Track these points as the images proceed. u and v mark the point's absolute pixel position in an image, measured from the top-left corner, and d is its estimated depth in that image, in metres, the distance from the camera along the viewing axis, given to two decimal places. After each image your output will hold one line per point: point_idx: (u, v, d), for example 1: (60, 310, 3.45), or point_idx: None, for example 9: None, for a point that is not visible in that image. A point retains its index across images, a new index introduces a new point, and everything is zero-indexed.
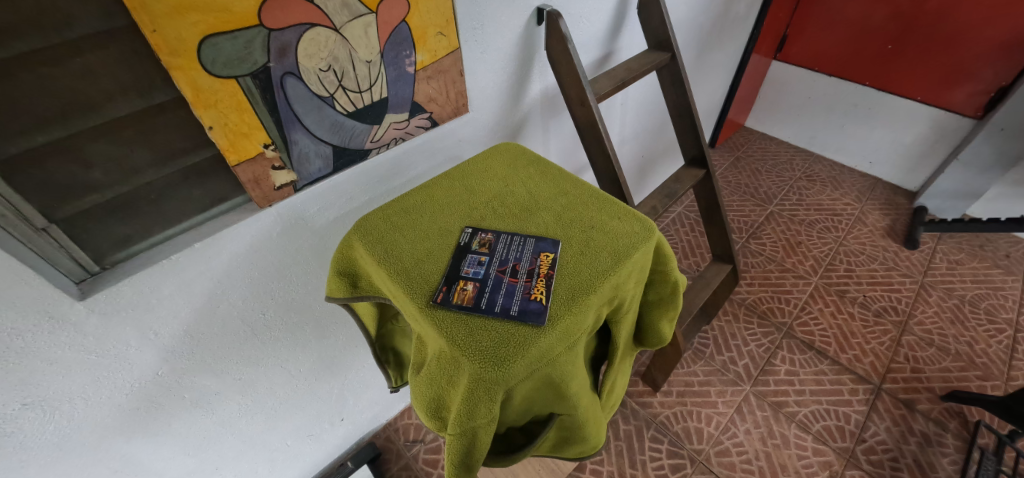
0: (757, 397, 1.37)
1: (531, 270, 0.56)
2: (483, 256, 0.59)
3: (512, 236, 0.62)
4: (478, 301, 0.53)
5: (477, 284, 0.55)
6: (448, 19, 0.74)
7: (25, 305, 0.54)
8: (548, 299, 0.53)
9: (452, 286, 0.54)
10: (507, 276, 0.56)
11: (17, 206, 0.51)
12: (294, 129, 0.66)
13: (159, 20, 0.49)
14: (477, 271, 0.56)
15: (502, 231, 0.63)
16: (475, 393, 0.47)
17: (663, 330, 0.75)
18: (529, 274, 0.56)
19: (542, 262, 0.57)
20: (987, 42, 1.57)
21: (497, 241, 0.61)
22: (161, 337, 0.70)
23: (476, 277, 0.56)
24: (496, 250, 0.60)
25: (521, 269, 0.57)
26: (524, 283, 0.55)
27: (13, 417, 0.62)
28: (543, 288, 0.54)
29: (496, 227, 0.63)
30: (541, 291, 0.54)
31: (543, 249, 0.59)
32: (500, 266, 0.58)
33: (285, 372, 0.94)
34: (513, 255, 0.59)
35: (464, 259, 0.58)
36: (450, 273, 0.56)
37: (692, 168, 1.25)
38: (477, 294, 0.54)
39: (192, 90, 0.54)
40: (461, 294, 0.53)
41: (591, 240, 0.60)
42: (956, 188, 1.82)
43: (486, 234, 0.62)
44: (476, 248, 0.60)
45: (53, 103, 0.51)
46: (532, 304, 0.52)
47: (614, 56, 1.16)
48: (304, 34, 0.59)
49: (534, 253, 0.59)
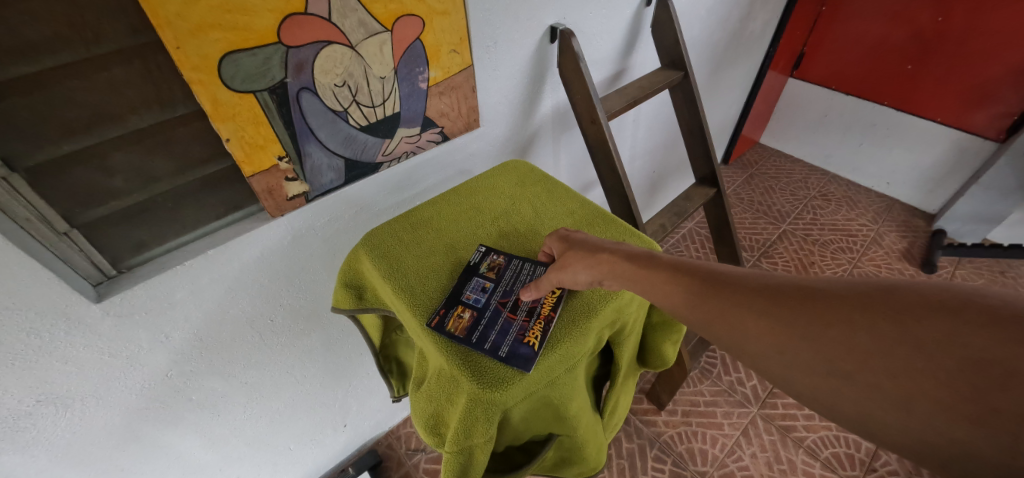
0: (764, 420, 1.35)
1: (533, 309, 0.56)
2: (489, 283, 0.59)
3: (522, 262, 0.62)
4: (470, 334, 0.52)
5: (474, 313, 0.55)
6: (461, 37, 0.75)
7: (45, 306, 0.56)
8: (541, 346, 0.51)
9: (449, 311, 0.55)
10: (506, 312, 0.56)
11: (42, 211, 0.54)
12: (307, 142, 0.67)
13: (183, 37, 0.51)
14: (477, 301, 0.57)
15: (514, 255, 0.63)
16: (473, 411, 0.47)
17: (667, 353, 0.74)
18: (529, 314, 0.55)
19: (547, 300, 0.57)
20: (1010, 65, 1.54)
21: (507, 267, 0.61)
22: (172, 340, 0.71)
23: (474, 307, 0.56)
24: (503, 277, 0.60)
25: (521, 307, 0.56)
26: (521, 323, 0.54)
27: (28, 413, 0.64)
28: (539, 331, 0.52)
29: (507, 250, 0.64)
30: (537, 334, 0.52)
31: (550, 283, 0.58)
32: (502, 299, 0.57)
33: (292, 377, 0.95)
34: (518, 287, 0.59)
35: (467, 282, 0.59)
36: (450, 298, 0.57)
37: (703, 186, 1.25)
38: (470, 325, 0.53)
39: (212, 103, 0.56)
40: (455, 322, 0.53)
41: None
42: (976, 212, 1.78)
43: (498, 256, 0.63)
44: (483, 271, 0.60)
45: (79, 114, 0.53)
46: (522, 348, 0.50)
47: (627, 73, 1.16)
48: (321, 51, 0.61)
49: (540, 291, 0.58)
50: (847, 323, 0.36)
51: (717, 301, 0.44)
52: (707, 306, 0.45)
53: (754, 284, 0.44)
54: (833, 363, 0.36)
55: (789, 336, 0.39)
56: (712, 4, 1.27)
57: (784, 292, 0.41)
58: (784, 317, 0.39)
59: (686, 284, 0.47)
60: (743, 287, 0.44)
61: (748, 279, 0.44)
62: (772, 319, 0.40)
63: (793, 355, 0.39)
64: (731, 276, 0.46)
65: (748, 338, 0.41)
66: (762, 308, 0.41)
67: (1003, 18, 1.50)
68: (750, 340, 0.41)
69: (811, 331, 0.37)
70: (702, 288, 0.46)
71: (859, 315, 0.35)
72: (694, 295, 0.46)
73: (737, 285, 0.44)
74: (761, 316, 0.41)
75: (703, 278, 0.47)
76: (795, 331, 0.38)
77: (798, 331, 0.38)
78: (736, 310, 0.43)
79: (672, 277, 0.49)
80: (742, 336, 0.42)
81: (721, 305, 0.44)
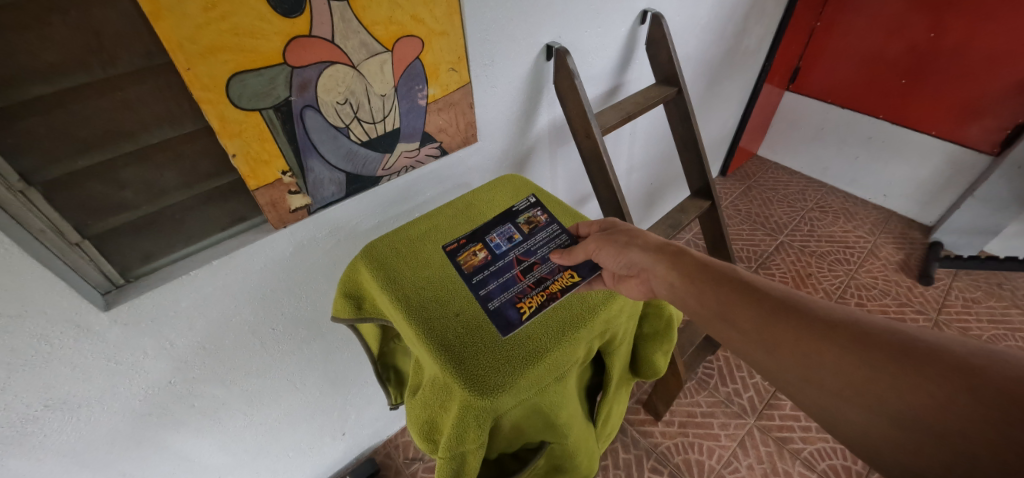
0: (761, 431, 1.35)
1: (541, 280, 0.63)
2: (518, 235, 0.69)
3: (557, 229, 0.70)
4: (475, 272, 0.64)
5: (488, 256, 0.66)
6: (459, 56, 0.78)
7: (55, 313, 0.59)
8: (528, 318, 0.57)
9: (471, 246, 0.67)
10: (518, 270, 0.64)
11: (56, 223, 0.56)
12: (310, 157, 0.70)
13: (194, 59, 0.54)
14: (500, 246, 0.68)
15: (555, 221, 0.72)
16: (465, 418, 0.49)
17: (658, 363, 0.76)
18: (535, 283, 0.62)
19: (559, 279, 0.63)
20: (1002, 80, 1.56)
21: (541, 228, 0.70)
22: (176, 348, 0.73)
23: (493, 251, 0.67)
24: (532, 236, 0.69)
25: (533, 272, 0.64)
26: (523, 285, 0.62)
27: (36, 418, 0.66)
28: (534, 305, 0.59)
29: (551, 213, 0.73)
30: (529, 306, 0.59)
31: (575, 268, 0.64)
32: (523, 256, 0.66)
33: (291, 385, 0.97)
34: (543, 253, 0.67)
35: (502, 227, 0.70)
36: (478, 234, 0.69)
37: (697, 199, 1.27)
38: (480, 265, 0.65)
39: (219, 121, 0.59)
40: (469, 256, 0.66)
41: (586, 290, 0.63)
42: (972, 225, 1.80)
43: (541, 215, 0.73)
44: (519, 222, 0.71)
45: (94, 131, 0.55)
46: (511, 311, 0.58)
47: (623, 88, 1.19)
48: (324, 71, 0.64)
49: (559, 268, 0.65)
50: (903, 368, 0.42)
51: (784, 324, 0.49)
52: (770, 327, 0.50)
53: (818, 316, 0.49)
54: (882, 402, 0.43)
55: (849, 370, 0.44)
56: (706, 20, 1.30)
57: (848, 329, 0.47)
58: (848, 351, 0.45)
59: (752, 304, 0.53)
60: (808, 315, 0.49)
61: (810, 308, 0.50)
62: (837, 351, 0.46)
63: (846, 387, 0.45)
64: (793, 303, 0.51)
65: (806, 364, 0.47)
66: (828, 338, 0.47)
67: (993, 34, 1.52)
68: (807, 364, 0.47)
69: (870, 371, 0.43)
70: (767, 310, 0.51)
71: (917, 367, 0.42)
72: (760, 316, 0.51)
73: (803, 314, 0.50)
74: (828, 346, 0.46)
75: (768, 300, 0.52)
76: (857, 368, 0.44)
77: (858, 367, 0.44)
78: (801, 336, 0.48)
79: (737, 296, 0.54)
80: (801, 361, 0.47)
81: (784, 329, 0.49)
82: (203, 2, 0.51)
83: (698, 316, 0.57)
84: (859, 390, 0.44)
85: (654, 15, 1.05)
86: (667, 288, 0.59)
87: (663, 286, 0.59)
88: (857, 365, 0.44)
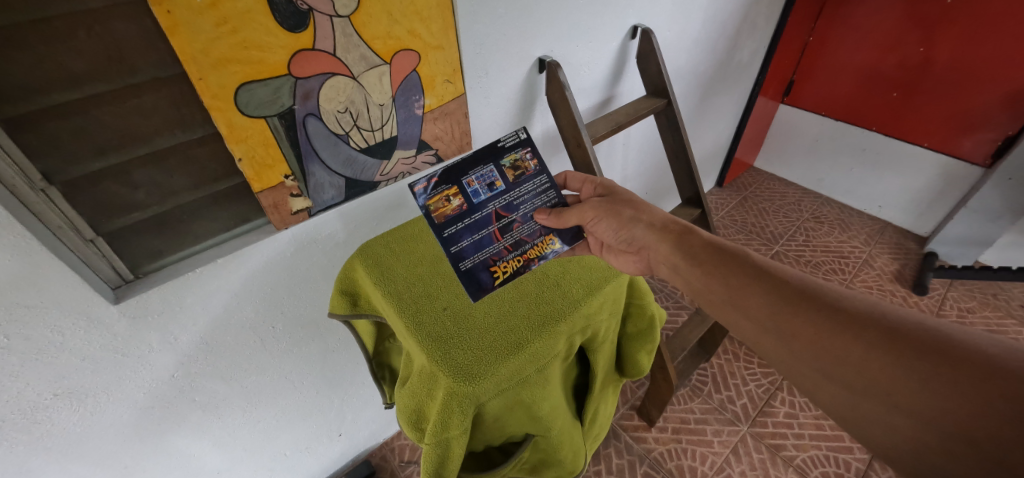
0: (754, 438, 1.36)
1: (519, 243, 0.66)
2: (499, 182, 0.67)
3: (545, 183, 0.69)
4: (447, 224, 0.63)
5: (462, 205, 0.64)
6: (454, 69, 0.82)
7: (68, 305, 0.62)
8: (499, 280, 0.63)
9: (445, 188, 0.64)
10: (496, 228, 0.66)
11: (73, 220, 0.61)
12: (311, 162, 0.74)
13: (205, 70, 0.58)
14: (479, 195, 0.66)
15: (544, 171, 0.70)
16: (449, 405, 0.52)
17: (641, 362, 0.79)
18: (513, 245, 0.66)
19: (538, 244, 0.67)
20: (992, 93, 1.59)
21: (526, 176, 0.69)
22: (180, 343, 0.77)
23: (470, 199, 0.65)
24: (515, 185, 0.68)
25: (513, 232, 0.66)
26: (499, 247, 0.65)
27: (46, 406, 0.69)
28: (507, 270, 0.64)
29: (541, 158, 0.70)
30: (504, 270, 0.64)
31: (555, 232, 0.69)
32: (504, 211, 0.66)
33: (290, 383, 0.99)
34: (525, 211, 0.68)
35: (483, 168, 0.67)
36: (454, 174, 0.65)
37: (687, 207, 1.30)
38: (453, 215, 0.64)
39: (227, 127, 0.63)
40: (441, 201, 0.64)
41: (557, 285, 0.66)
42: (966, 235, 1.82)
43: (529, 159, 0.69)
44: (503, 165, 0.68)
45: (112, 135, 0.60)
46: (484, 273, 0.63)
47: (614, 100, 1.24)
48: (326, 81, 0.68)
49: (540, 230, 0.68)
50: (930, 367, 0.42)
51: (802, 315, 0.50)
52: (785, 317, 0.51)
53: (835, 305, 0.50)
54: (902, 399, 0.43)
55: (869, 364, 0.45)
56: (696, 36, 1.35)
57: (873, 322, 0.47)
58: (871, 346, 0.45)
59: (769, 295, 0.54)
60: (828, 306, 0.50)
61: (831, 299, 0.50)
62: (858, 346, 0.46)
63: (864, 381, 0.45)
64: (813, 292, 0.52)
65: (823, 358, 0.48)
66: (849, 331, 0.47)
67: (981, 49, 1.56)
68: (823, 355, 0.48)
69: (894, 368, 0.44)
70: (785, 300, 0.52)
71: (946, 366, 0.42)
72: (776, 306, 0.52)
73: (819, 303, 0.50)
74: (849, 340, 0.47)
75: (787, 290, 0.53)
76: (879, 363, 0.44)
77: (881, 363, 0.44)
78: (819, 328, 0.49)
79: (753, 285, 0.55)
80: (818, 354, 0.48)
81: (801, 319, 0.50)
82: (215, 18, 0.56)
83: (712, 302, 0.59)
84: (877, 385, 0.45)
85: (644, 30, 1.09)
86: (671, 269, 0.63)
87: (663, 263, 0.64)
88: (880, 361, 0.44)
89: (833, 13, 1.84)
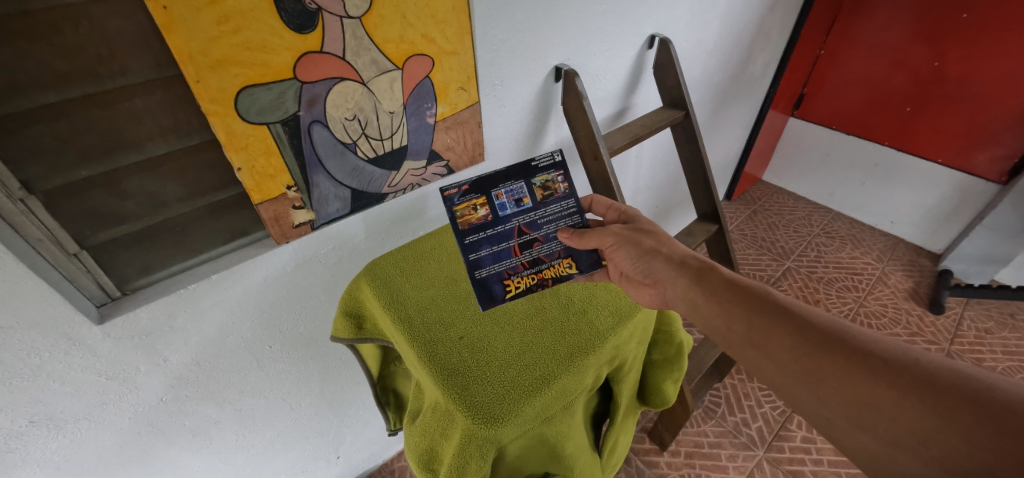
0: (771, 464, 1.30)
1: (536, 262, 0.62)
2: (528, 199, 0.62)
3: (571, 207, 0.64)
4: (470, 232, 0.59)
5: (486, 217, 0.60)
6: (469, 76, 0.78)
7: (48, 325, 0.57)
8: (510, 294, 0.60)
9: (474, 197, 0.59)
10: (516, 243, 0.61)
11: (55, 233, 0.55)
12: (316, 172, 0.69)
13: (204, 71, 0.53)
14: (506, 209, 0.61)
15: (573, 195, 0.64)
16: (467, 448, 0.47)
17: (666, 392, 0.73)
18: (530, 262, 0.62)
19: (555, 266, 0.63)
20: (1006, 109, 1.56)
21: (556, 197, 0.63)
22: (170, 365, 0.71)
23: (496, 211, 0.60)
24: (545, 204, 0.63)
25: (531, 250, 0.62)
26: (517, 264, 0.61)
27: (20, 434, 0.63)
28: (520, 286, 0.61)
29: (572, 182, 0.64)
30: (517, 286, 0.61)
31: (575, 255, 0.64)
32: (527, 228, 0.62)
33: (286, 406, 0.93)
34: (548, 230, 0.63)
35: (514, 183, 0.61)
36: (486, 184, 0.60)
37: (703, 222, 1.25)
38: (477, 224, 0.59)
39: (226, 133, 0.59)
40: (468, 209, 0.59)
41: (583, 311, 0.62)
42: (981, 253, 1.77)
43: (561, 182, 0.64)
44: (534, 184, 0.62)
45: (99, 141, 0.55)
46: (498, 287, 0.60)
47: (629, 111, 1.19)
48: (333, 86, 0.63)
49: (559, 251, 0.64)
50: (970, 419, 0.37)
51: (829, 358, 0.45)
52: (810, 360, 0.47)
53: (863, 349, 0.45)
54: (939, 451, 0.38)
55: (903, 413, 0.40)
56: (712, 46, 1.32)
57: (905, 368, 0.42)
58: (904, 394, 0.41)
59: (793, 335, 0.49)
60: (858, 351, 0.45)
61: (861, 344, 0.46)
62: (887, 390, 0.41)
63: (896, 429, 0.41)
64: (841, 335, 0.47)
65: (851, 402, 0.43)
66: (881, 378, 0.42)
67: (996, 65, 1.53)
68: (851, 401, 0.43)
69: (929, 418, 0.39)
70: (809, 342, 0.47)
71: (988, 417, 0.37)
72: (801, 347, 0.47)
73: (846, 345, 0.46)
74: (880, 386, 0.42)
75: (812, 332, 0.48)
76: (914, 412, 0.40)
77: (916, 412, 0.40)
78: (848, 373, 0.44)
79: (775, 327, 0.50)
80: (845, 398, 0.44)
81: (828, 361, 0.45)
82: (215, 16, 0.51)
83: (732, 342, 0.53)
84: (913, 438, 0.39)
85: (662, 39, 1.05)
86: (687, 304, 0.58)
87: (680, 300, 0.59)
88: (912, 408, 0.40)
89: (844, 27, 1.81)
